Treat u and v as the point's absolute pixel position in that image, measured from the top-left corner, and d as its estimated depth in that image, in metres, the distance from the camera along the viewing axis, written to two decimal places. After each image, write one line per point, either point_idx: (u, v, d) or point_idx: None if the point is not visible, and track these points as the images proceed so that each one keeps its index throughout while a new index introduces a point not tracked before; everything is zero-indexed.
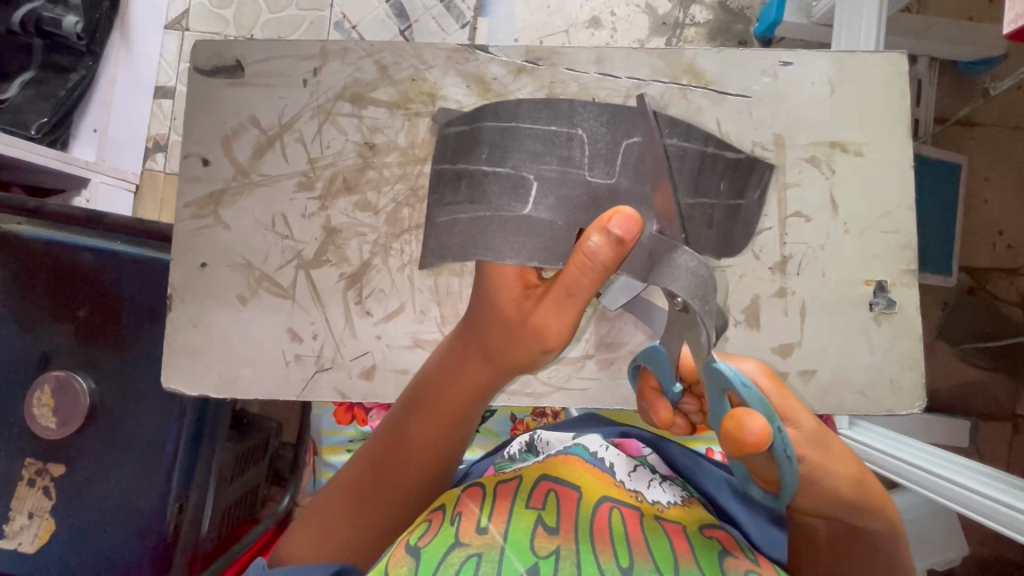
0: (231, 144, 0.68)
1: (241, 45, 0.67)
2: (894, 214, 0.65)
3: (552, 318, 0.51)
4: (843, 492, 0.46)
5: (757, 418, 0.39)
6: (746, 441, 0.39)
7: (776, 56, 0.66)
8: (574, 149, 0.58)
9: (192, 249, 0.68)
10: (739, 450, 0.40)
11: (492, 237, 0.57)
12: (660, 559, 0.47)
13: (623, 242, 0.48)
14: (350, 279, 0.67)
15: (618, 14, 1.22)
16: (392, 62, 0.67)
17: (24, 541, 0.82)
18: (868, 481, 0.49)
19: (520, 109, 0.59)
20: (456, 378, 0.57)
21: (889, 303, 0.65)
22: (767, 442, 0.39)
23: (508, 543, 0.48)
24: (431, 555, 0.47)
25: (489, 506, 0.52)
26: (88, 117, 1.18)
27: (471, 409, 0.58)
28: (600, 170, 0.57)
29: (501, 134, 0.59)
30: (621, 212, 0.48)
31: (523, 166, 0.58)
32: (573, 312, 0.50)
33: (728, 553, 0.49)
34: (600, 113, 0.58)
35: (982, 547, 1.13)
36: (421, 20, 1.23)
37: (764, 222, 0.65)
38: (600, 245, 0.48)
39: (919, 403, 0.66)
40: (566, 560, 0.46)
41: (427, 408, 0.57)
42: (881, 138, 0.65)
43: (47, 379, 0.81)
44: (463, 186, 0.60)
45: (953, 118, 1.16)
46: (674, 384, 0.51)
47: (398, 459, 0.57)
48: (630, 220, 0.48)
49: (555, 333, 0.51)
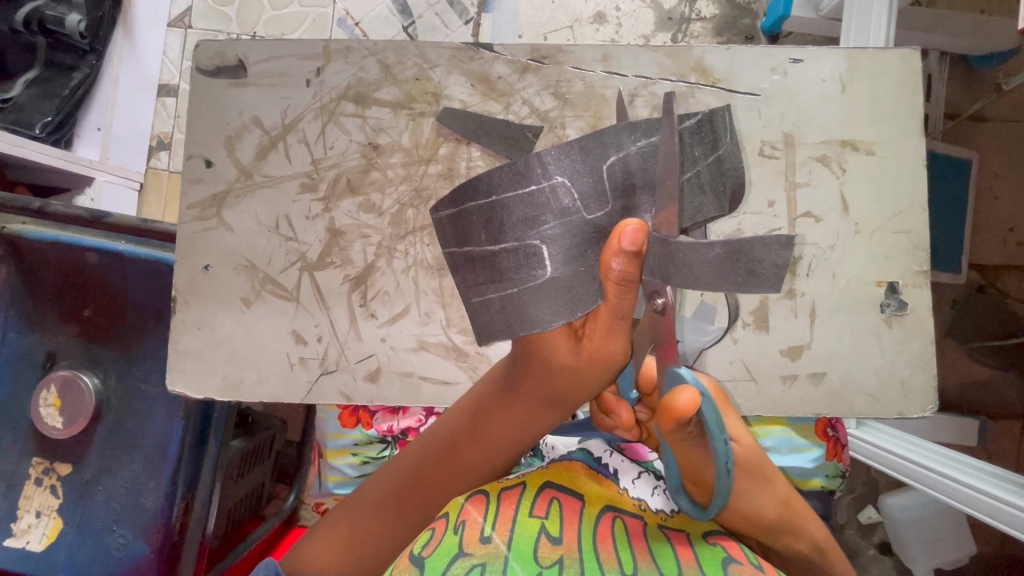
0: (234, 145, 0.67)
1: (244, 45, 0.67)
2: (906, 215, 0.64)
3: (610, 346, 0.45)
4: (762, 510, 0.48)
5: (693, 388, 0.41)
6: (678, 408, 0.40)
7: (786, 54, 0.64)
8: (560, 196, 0.44)
9: (195, 251, 0.67)
10: (670, 421, 0.40)
11: (538, 310, 0.45)
12: (666, 568, 0.46)
13: (640, 255, 0.41)
14: (355, 281, 0.67)
15: (623, 8, 1.20)
16: (396, 61, 0.66)
17: (32, 540, 0.83)
18: (793, 504, 0.51)
19: (492, 176, 0.44)
20: (508, 413, 0.53)
21: (900, 304, 0.64)
22: (691, 410, 0.40)
23: (512, 553, 0.47)
24: (434, 563, 0.47)
25: (493, 513, 0.51)
26: (93, 114, 1.18)
27: (525, 444, 0.56)
28: (600, 207, 0.45)
29: (486, 211, 0.45)
30: (636, 230, 0.41)
31: (525, 231, 0.45)
32: (622, 332, 0.45)
33: (733, 559, 0.48)
34: (569, 147, 0.44)
35: (992, 547, 1.12)
36: (424, 17, 1.22)
37: (774, 222, 0.64)
38: (624, 269, 0.42)
39: (932, 404, 0.65)
40: (571, 567, 0.46)
41: (472, 433, 0.55)
42: (892, 137, 0.64)
43: (52, 379, 0.81)
44: (476, 270, 0.47)
45: (964, 113, 1.15)
46: (631, 390, 0.53)
47: (442, 482, 0.56)
48: (639, 232, 0.41)
49: (615, 359, 0.46)
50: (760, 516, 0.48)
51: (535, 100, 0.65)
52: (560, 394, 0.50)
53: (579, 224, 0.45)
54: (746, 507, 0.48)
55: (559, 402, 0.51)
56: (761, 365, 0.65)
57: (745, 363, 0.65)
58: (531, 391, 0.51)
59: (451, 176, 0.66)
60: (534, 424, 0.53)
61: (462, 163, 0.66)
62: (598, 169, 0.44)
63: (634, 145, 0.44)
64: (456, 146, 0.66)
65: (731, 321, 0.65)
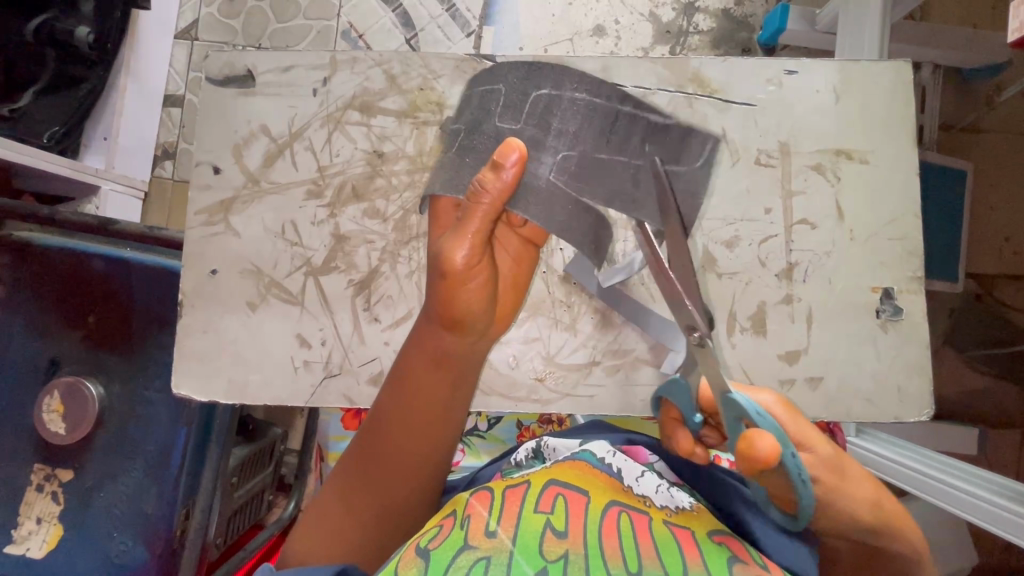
0: (242, 152, 0.68)
1: (253, 55, 0.69)
2: (901, 222, 0.65)
3: (459, 243, 0.47)
4: (856, 510, 0.49)
5: (771, 435, 0.40)
6: (760, 458, 0.39)
7: (781, 65, 0.66)
8: (492, 102, 0.56)
9: (202, 257, 0.68)
10: (751, 469, 0.40)
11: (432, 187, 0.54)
12: (670, 564, 0.47)
13: (503, 172, 0.47)
14: (358, 285, 0.68)
15: (622, 22, 1.23)
16: (401, 72, 0.68)
17: (32, 547, 0.83)
18: (883, 504, 0.52)
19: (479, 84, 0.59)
20: (415, 350, 0.51)
21: (896, 310, 0.65)
22: (775, 458, 0.39)
23: (517, 548, 0.47)
24: (440, 556, 0.47)
25: (498, 510, 0.52)
26: (99, 125, 1.18)
27: (453, 379, 0.52)
28: (511, 121, 0.54)
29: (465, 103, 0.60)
30: (506, 145, 0.47)
31: (486, 105, 0.57)
32: (469, 235, 0.46)
33: (737, 559, 0.49)
34: (519, 68, 0.56)
35: (994, 556, 1.11)
36: (426, 29, 1.25)
37: (770, 230, 0.66)
38: (492, 178, 0.47)
39: (927, 410, 0.65)
40: (575, 564, 0.46)
41: (396, 392, 0.52)
42: (886, 145, 0.66)
43: (57, 385, 0.81)
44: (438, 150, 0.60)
45: (957, 126, 1.17)
46: (693, 415, 0.50)
47: (380, 445, 0.52)
48: (514, 152, 0.47)
49: (462, 258, 0.46)
50: (852, 518, 0.49)
51: None
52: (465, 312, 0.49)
53: (489, 128, 0.55)
54: (839, 508, 0.49)
55: (462, 320, 0.49)
56: (759, 371, 0.65)
57: (744, 368, 0.66)
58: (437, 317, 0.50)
59: None
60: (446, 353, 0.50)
61: None
62: (529, 88, 0.55)
63: (620, 107, 0.56)
64: None
65: (729, 324, 0.66)
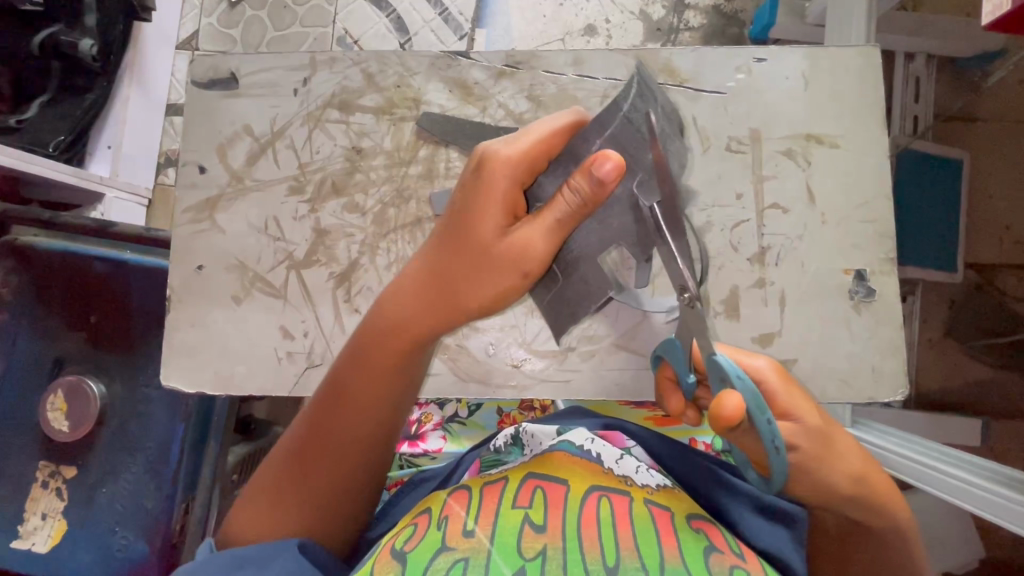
0: (227, 151, 0.71)
1: (237, 58, 0.71)
2: (872, 205, 0.66)
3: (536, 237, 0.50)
4: (835, 479, 0.51)
5: (738, 394, 0.43)
6: (726, 416, 0.42)
7: (749, 54, 0.67)
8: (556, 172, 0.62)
9: (191, 253, 0.70)
10: (719, 427, 0.43)
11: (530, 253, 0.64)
12: (648, 556, 0.48)
13: (605, 187, 0.47)
14: (339, 278, 0.69)
15: (612, 21, 1.24)
16: (378, 70, 0.70)
17: (38, 542, 0.85)
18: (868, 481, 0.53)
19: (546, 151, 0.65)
20: (373, 322, 0.55)
21: (868, 292, 0.65)
22: (741, 417, 0.42)
23: (495, 548, 0.49)
24: (418, 559, 0.49)
25: (476, 507, 0.53)
26: (104, 133, 1.20)
27: (406, 359, 0.55)
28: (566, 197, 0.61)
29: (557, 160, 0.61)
30: (604, 155, 0.46)
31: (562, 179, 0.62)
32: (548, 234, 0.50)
33: (715, 549, 0.50)
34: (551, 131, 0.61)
35: (998, 550, 1.09)
36: (420, 33, 1.28)
37: (742, 215, 0.66)
38: (581, 181, 0.47)
39: (902, 391, 0.65)
40: (553, 560, 0.47)
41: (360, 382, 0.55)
42: (857, 129, 0.66)
43: (59, 385, 0.84)
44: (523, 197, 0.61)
45: (947, 113, 1.17)
46: (688, 375, 0.51)
47: (328, 401, 0.56)
48: (614, 165, 0.46)
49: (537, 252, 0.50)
50: (833, 490, 0.51)
51: (511, 103, 0.68)
52: (452, 290, 0.52)
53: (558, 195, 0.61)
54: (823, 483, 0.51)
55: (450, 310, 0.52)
56: None
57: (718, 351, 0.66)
58: (400, 290, 0.53)
59: (431, 177, 0.68)
60: (405, 328, 0.53)
61: (441, 164, 0.68)
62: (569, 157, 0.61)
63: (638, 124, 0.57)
64: (435, 148, 0.69)
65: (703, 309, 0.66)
